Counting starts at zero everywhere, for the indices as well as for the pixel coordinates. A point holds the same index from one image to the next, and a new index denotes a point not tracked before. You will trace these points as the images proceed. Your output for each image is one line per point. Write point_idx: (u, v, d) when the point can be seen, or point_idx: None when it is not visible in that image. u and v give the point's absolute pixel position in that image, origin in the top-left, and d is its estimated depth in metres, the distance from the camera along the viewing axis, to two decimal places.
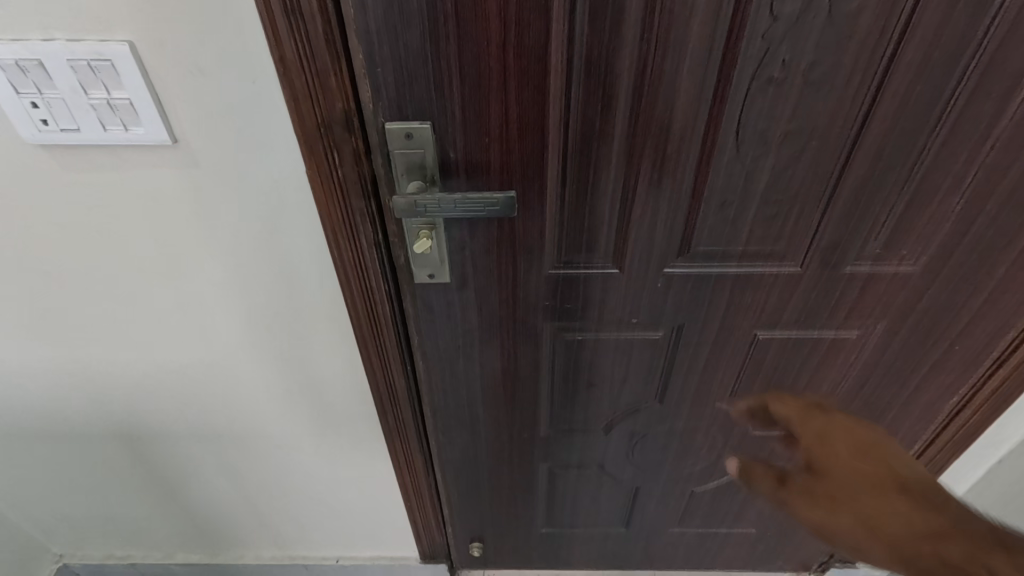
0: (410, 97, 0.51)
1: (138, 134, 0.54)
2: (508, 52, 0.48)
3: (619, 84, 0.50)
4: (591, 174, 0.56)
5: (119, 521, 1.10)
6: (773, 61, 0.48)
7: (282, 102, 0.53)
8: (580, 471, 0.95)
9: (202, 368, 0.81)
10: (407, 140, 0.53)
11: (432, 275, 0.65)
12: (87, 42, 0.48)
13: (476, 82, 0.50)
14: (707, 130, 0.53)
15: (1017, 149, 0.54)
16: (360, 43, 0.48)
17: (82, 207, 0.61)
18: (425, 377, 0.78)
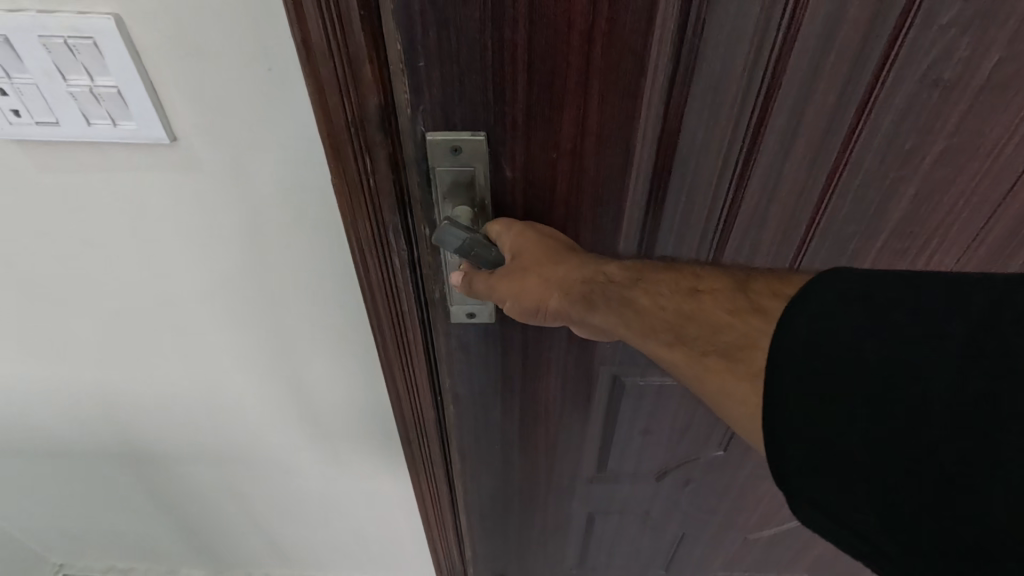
0: (461, 100, 0.40)
1: (129, 131, 0.44)
2: (595, 43, 0.37)
3: (737, 89, 0.40)
4: (686, 202, 0.46)
5: (119, 537, 1.03)
6: (948, 60, 0.39)
7: (303, 93, 0.43)
8: (622, 516, 0.86)
9: (208, 387, 0.72)
10: (453, 155, 0.43)
11: (472, 314, 0.54)
12: (62, 14, 0.38)
13: (547, 82, 0.39)
14: (843, 147, 0.43)
15: None
16: (398, 25, 0.37)
17: (65, 213, 0.52)
18: (455, 418, 0.67)
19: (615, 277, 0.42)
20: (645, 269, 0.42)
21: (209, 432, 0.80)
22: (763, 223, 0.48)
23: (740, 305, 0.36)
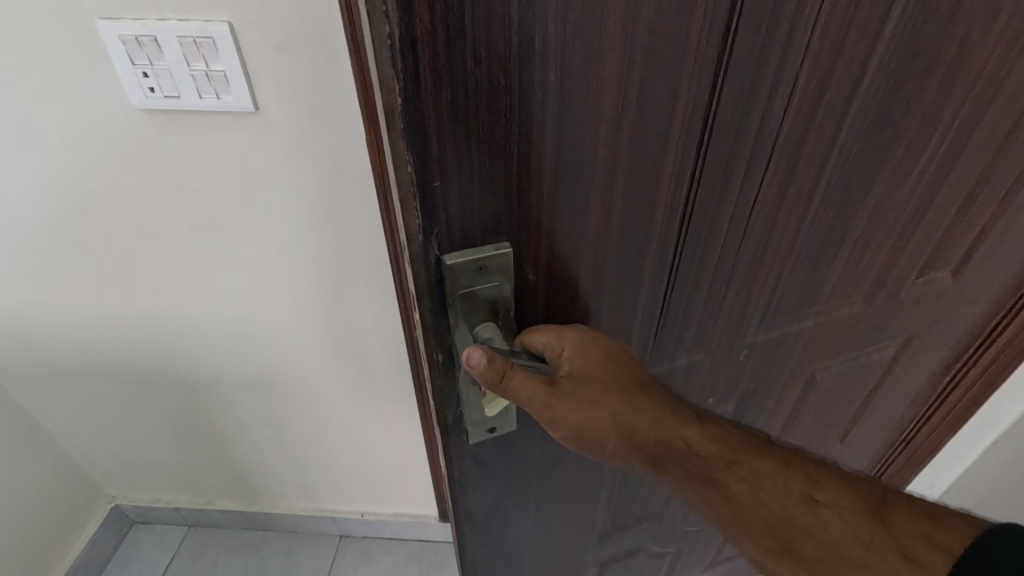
0: (482, 211, 0.37)
1: (228, 103, 0.63)
2: (618, 129, 0.37)
3: (745, 149, 0.44)
4: (701, 253, 0.49)
5: (168, 466, 1.21)
6: (897, 95, 0.46)
7: (348, 77, 0.62)
8: (635, 558, 0.86)
9: (257, 319, 0.90)
10: (477, 274, 0.40)
11: (494, 430, 0.49)
12: (194, 22, 0.58)
13: (570, 174, 0.38)
14: (821, 181, 0.50)
15: None
16: (410, 151, 0.33)
17: (170, 167, 0.71)
18: (466, 539, 0.60)
19: (698, 449, 0.44)
20: (741, 455, 0.44)
21: (255, 361, 0.98)
22: (761, 251, 0.53)
23: (873, 532, 0.39)
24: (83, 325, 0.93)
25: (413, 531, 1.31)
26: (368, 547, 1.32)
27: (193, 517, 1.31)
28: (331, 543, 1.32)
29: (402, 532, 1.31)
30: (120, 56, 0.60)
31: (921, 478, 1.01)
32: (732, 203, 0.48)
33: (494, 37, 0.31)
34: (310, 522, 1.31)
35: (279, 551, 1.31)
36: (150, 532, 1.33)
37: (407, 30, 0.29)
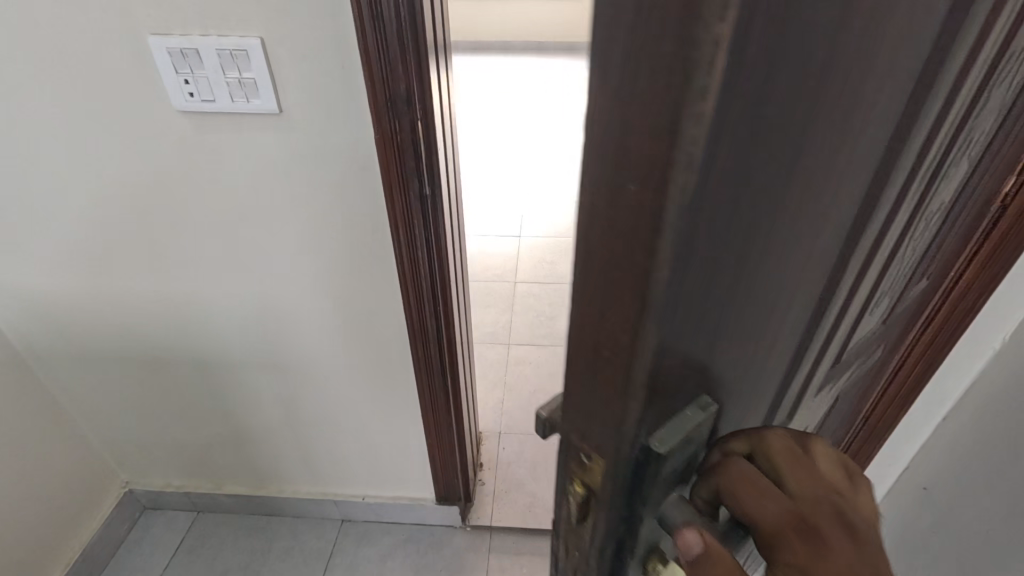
0: (699, 367, 0.30)
1: (256, 105, 0.74)
2: (827, 195, 0.29)
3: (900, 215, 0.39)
4: (837, 331, 0.43)
5: (181, 449, 1.29)
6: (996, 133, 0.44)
7: (360, 84, 0.72)
8: None
9: (272, 304, 1.00)
10: (682, 441, 0.31)
11: None
12: (232, 37, 0.68)
13: (778, 283, 0.31)
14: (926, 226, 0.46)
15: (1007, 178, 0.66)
16: (656, 319, 0.24)
17: (202, 163, 0.81)
18: None
19: None
20: None
21: (267, 344, 1.07)
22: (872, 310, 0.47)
23: None
24: (114, 310, 1.03)
25: (411, 515, 1.38)
26: (368, 530, 1.39)
27: (201, 503, 1.39)
28: (333, 526, 1.39)
29: (400, 515, 1.38)
30: (167, 66, 0.71)
31: (881, 453, 1.09)
32: (880, 269, 0.42)
33: (763, 170, 0.24)
34: (314, 507, 1.38)
35: (284, 534, 1.38)
36: (160, 516, 1.41)
37: (720, 114, 0.19)
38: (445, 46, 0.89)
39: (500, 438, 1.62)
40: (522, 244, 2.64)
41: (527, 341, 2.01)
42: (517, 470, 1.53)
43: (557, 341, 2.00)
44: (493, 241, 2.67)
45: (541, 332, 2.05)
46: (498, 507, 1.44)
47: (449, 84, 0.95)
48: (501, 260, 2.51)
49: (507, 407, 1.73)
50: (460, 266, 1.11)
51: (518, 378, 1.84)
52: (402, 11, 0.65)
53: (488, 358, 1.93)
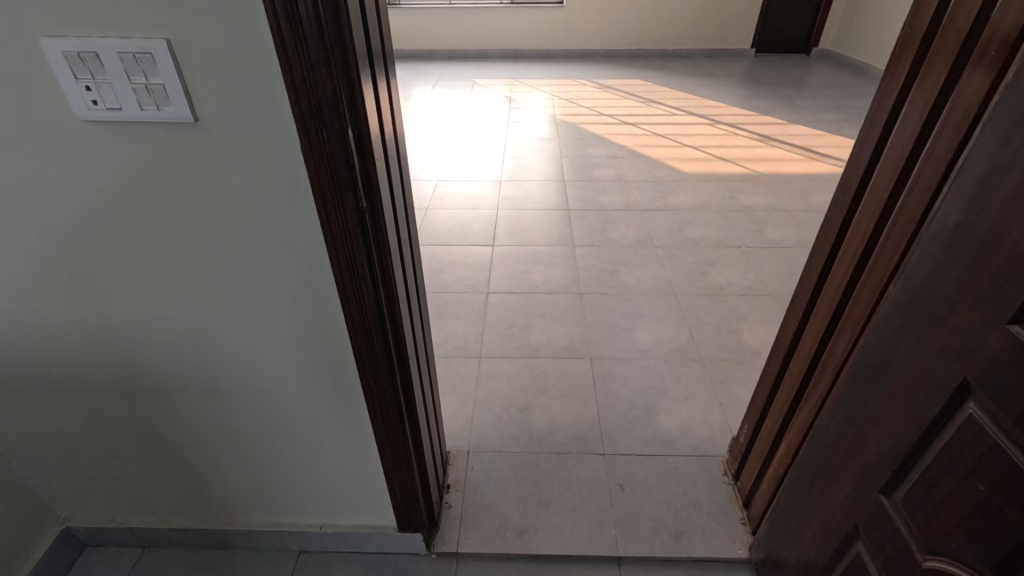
0: None
1: (168, 114, 0.67)
2: None
3: None
4: None
5: (122, 482, 1.21)
6: None
7: (281, 90, 0.66)
8: None
9: (204, 325, 0.93)
10: None
11: None
12: (133, 39, 0.62)
13: None
14: None
15: (953, 181, 0.70)
16: None
17: (113, 176, 0.75)
18: None
19: None
20: None
21: (207, 368, 0.99)
22: None
23: None
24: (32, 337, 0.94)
25: (372, 544, 1.31)
26: (327, 561, 1.31)
27: (147, 538, 1.30)
28: (290, 558, 1.32)
29: (360, 544, 1.31)
30: (64, 71, 0.65)
31: None
32: None
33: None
34: (268, 538, 1.30)
35: (236, 569, 1.30)
36: (102, 554, 1.32)
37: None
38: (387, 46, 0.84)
39: (469, 457, 1.56)
40: (495, 253, 2.59)
41: (499, 354, 1.95)
42: (486, 490, 1.47)
43: (529, 353, 1.94)
44: (465, 251, 2.61)
45: (513, 344, 1.99)
46: (465, 532, 1.37)
47: (394, 87, 0.89)
48: (473, 270, 2.45)
49: (476, 424, 1.67)
50: (411, 282, 1.04)
51: (488, 393, 1.78)
52: (323, 11, 0.60)
53: (457, 373, 1.87)
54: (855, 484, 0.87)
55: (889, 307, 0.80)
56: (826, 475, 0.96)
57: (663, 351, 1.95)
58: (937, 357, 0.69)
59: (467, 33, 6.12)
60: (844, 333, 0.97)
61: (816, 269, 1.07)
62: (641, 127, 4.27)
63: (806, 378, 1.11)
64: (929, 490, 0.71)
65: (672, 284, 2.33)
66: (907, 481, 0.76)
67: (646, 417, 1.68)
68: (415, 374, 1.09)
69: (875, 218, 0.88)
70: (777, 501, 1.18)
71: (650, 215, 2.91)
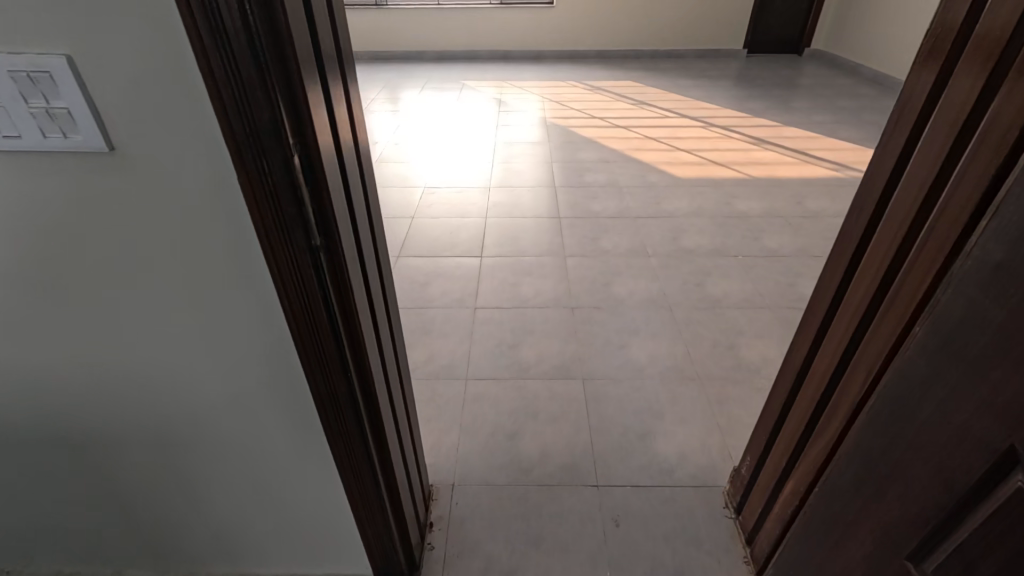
0: None
1: (77, 141, 0.57)
2: None
3: None
4: None
5: (69, 535, 1.10)
6: None
7: (210, 116, 0.56)
8: None
9: (144, 373, 0.82)
10: None
11: None
12: (26, 55, 0.52)
13: None
14: None
15: (991, 213, 0.61)
16: None
17: (22, 211, 0.64)
18: None
19: None
20: None
21: (153, 417, 0.89)
22: None
23: None
24: None
25: None
26: None
27: None
28: None
29: None
30: None
31: None
32: None
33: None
34: None
35: None
36: None
37: None
38: (349, 59, 0.74)
39: (453, 490, 1.46)
40: (483, 264, 2.49)
41: (486, 374, 1.85)
42: (471, 528, 1.37)
43: (518, 373, 1.85)
44: (452, 262, 2.51)
45: (501, 363, 1.90)
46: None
47: (359, 103, 0.79)
48: (460, 283, 2.35)
49: (462, 453, 1.57)
50: (382, 317, 0.95)
51: (475, 418, 1.68)
52: (252, 23, 0.50)
53: (442, 396, 1.77)
54: (875, 544, 0.78)
55: (914, 350, 0.71)
56: (841, 526, 0.87)
57: (658, 369, 1.86)
58: (979, 416, 0.60)
59: (456, 34, 6.01)
60: (859, 371, 0.88)
61: (828, 296, 0.98)
62: (633, 130, 4.18)
63: (815, 414, 1.02)
64: (972, 571, 0.61)
65: (667, 296, 2.25)
66: (939, 551, 0.67)
67: (641, 443, 1.59)
68: (388, 415, 0.99)
69: (895, 247, 0.79)
70: (785, 545, 1.09)
71: (643, 222, 2.83)
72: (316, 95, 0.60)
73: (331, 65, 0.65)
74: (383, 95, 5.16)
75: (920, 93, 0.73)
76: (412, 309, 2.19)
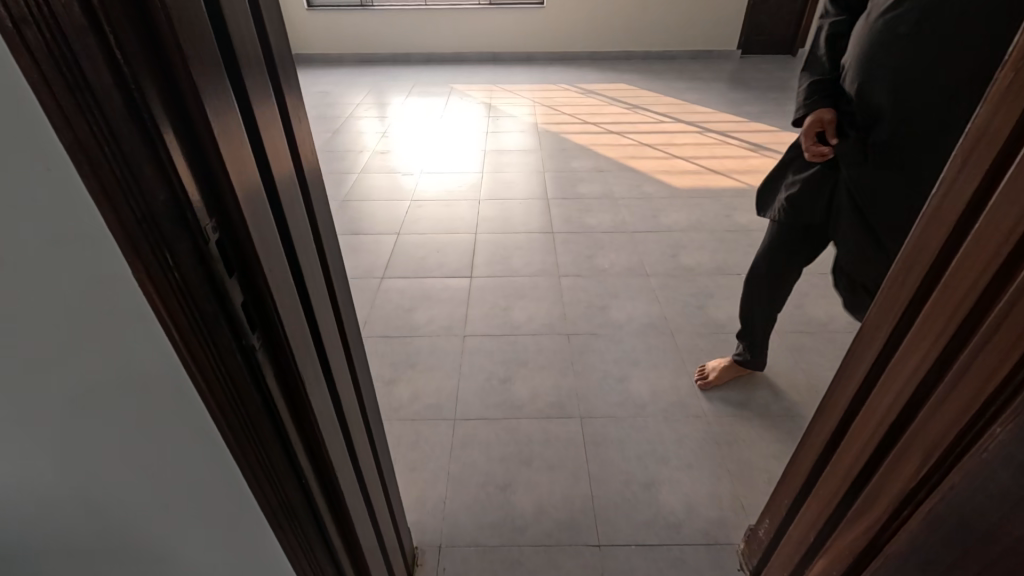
0: None
1: None
2: None
3: None
4: None
5: None
6: None
7: (87, 195, 0.41)
8: None
9: (47, 495, 0.65)
10: None
11: None
12: None
13: None
14: None
15: None
16: None
17: None
18: None
19: None
20: None
21: (67, 540, 0.72)
22: None
23: None
24: None
25: None
26: None
27: None
28: None
29: None
30: None
31: None
32: None
33: None
34: None
35: None
36: None
37: None
38: (291, 85, 0.59)
39: (440, 554, 1.33)
40: (473, 286, 2.35)
41: (476, 414, 1.71)
42: None
43: (510, 413, 1.71)
44: (440, 283, 2.36)
45: (492, 401, 1.76)
46: None
47: (306, 137, 0.65)
48: (448, 307, 2.21)
49: (450, 510, 1.43)
50: (343, 386, 0.80)
51: (464, 466, 1.55)
52: (120, 71, 0.36)
53: (428, 441, 1.63)
54: None
55: (994, 457, 0.58)
56: None
57: (661, 407, 1.73)
58: None
59: (444, 36, 5.85)
60: (909, 454, 0.74)
61: (871, 357, 0.85)
62: (627, 136, 4.05)
63: (851, 490, 0.89)
64: None
65: (668, 321, 2.11)
66: None
67: (645, 495, 1.46)
68: (355, 501, 0.85)
69: (962, 318, 0.65)
70: None
71: (640, 238, 2.70)
72: (236, 150, 0.46)
73: (258, 101, 0.50)
74: (370, 100, 5.00)
75: (999, 129, 0.59)
76: (396, 337, 2.05)
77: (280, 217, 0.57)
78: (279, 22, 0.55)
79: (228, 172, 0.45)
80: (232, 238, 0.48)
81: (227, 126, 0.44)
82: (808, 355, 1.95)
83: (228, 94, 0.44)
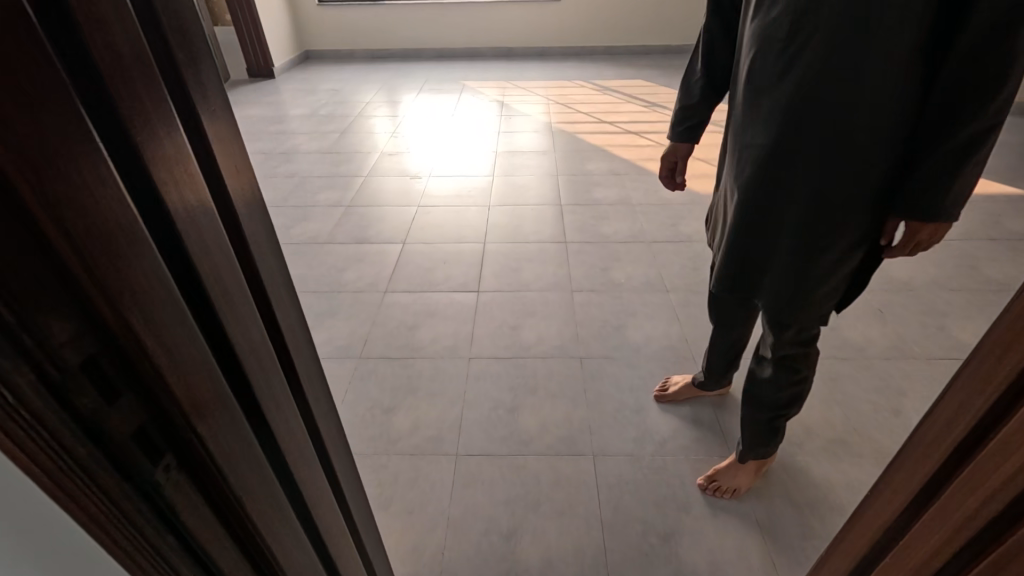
0: None
1: None
2: None
3: None
4: None
5: None
6: None
7: None
8: None
9: None
10: None
11: None
12: None
13: None
14: None
15: None
16: None
17: None
18: None
19: None
20: None
21: None
22: None
23: None
24: None
25: None
26: None
27: None
28: None
29: None
30: None
31: None
32: None
33: None
34: None
35: None
36: None
37: None
38: (211, 102, 0.44)
39: None
40: (479, 301, 2.22)
41: (480, 448, 1.59)
42: None
43: (517, 448, 1.58)
44: (445, 298, 2.24)
45: (497, 434, 1.63)
46: None
47: (244, 169, 0.50)
48: (452, 325, 2.08)
49: (448, 561, 1.31)
50: (309, 475, 0.67)
51: (465, 510, 1.42)
52: None
53: (427, 479, 1.51)
54: None
55: None
56: None
57: (681, 444, 1.58)
58: None
59: (456, 30, 5.70)
60: None
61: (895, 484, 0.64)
62: (644, 136, 3.87)
63: None
64: None
65: (689, 344, 1.96)
66: None
67: (664, 548, 1.32)
68: None
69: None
70: None
71: (658, 249, 2.53)
72: (111, 230, 0.33)
73: (148, 138, 0.36)
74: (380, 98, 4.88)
75: None
76: (397, 358, 1.93)
77: (193, 296, 0.44)
78: (187, 24, 0.40)
79: (95, 255, 0.32)
80: (111, 346, 0.35)
81: (89, 193, 0.31)
82: (844, 385, 1.78)
83: (89, 154, 0.31)
